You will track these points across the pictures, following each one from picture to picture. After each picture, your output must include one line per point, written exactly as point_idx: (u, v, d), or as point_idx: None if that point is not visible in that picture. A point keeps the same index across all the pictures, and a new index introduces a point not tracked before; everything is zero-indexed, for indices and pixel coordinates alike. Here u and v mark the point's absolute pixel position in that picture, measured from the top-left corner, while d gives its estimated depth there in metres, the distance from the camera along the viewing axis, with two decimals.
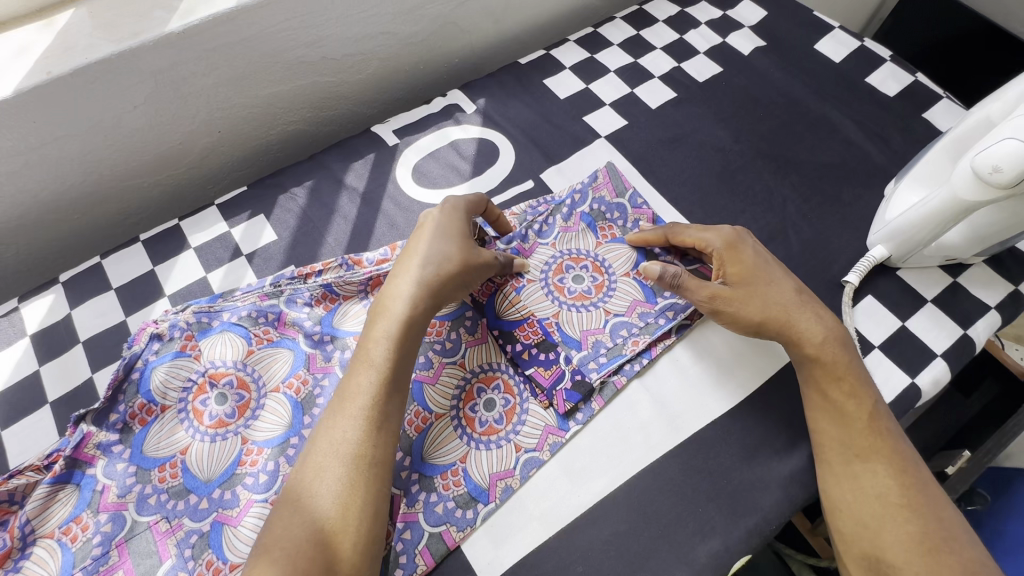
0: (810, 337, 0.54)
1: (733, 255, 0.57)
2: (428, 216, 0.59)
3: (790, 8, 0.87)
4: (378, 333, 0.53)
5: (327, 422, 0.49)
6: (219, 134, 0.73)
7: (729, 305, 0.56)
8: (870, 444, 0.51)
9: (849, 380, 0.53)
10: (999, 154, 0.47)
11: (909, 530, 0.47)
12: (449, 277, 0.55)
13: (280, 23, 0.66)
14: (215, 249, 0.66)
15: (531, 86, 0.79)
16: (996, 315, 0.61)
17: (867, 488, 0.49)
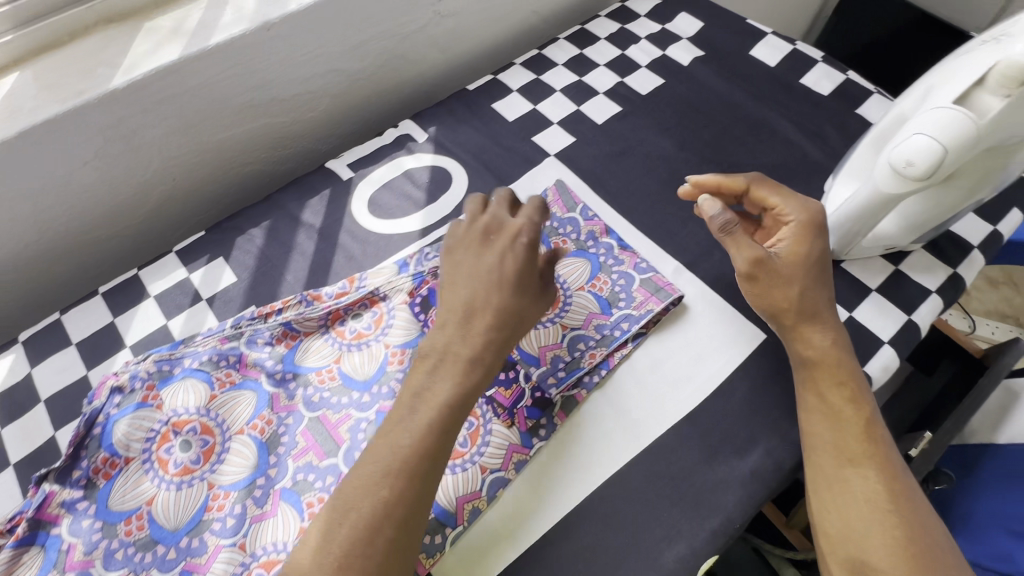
0: (827, 336, 0.56)
1: (803, 237, 0.57)
2: (494, 255, 0.54)
3: (724, 17, 0.90)
4: (439, 391, 0.50)
5: (375, 473, 0.47)
6: (175, 182, 0.74)
7: (772, 275, 0.56)
8: (862, 449, 0.52)
9: (854, 389, 0.54)
10: (911, 149, 0.48)
11: (895, 534, 0.48)
12: (510, 330, 0.52)
13: (225, 70, 0.68)
14: (175, 295, 0.66)
15: (480, 111, 0.81)
16: (938, 299, 0.64)
17: (857, 491, 0.50)
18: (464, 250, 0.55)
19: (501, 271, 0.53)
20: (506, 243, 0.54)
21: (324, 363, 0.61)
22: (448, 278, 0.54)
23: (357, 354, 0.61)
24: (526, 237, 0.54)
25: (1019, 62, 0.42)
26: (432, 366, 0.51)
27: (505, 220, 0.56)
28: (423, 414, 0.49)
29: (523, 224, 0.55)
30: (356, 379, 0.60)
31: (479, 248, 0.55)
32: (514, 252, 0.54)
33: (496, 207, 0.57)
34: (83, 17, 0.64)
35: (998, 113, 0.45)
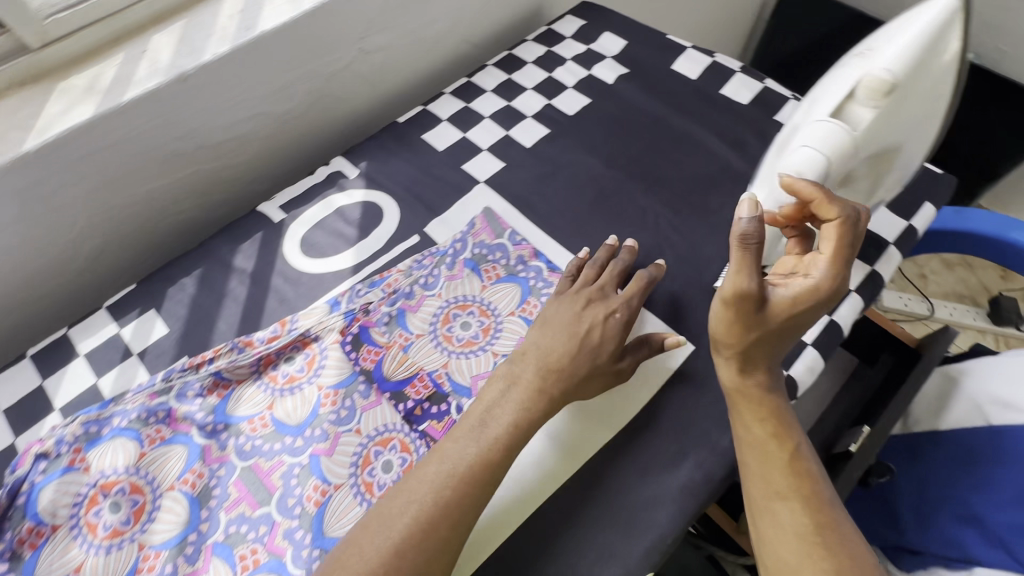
0: (762, 374, 0.54)
1: (802, 301, 0.49)
2: (589, 319, 0.60)
3: (646, 34, 0.93)
4: (505, 414, 0.55)
5: (443, 471, 0.51)
6: (105, 236, 0.73)
7: (746, 317, 0.50)
8: (789, 482, 0.51)
9: (784, 422, 0.54)
10: (799, 161, 0.49)
11: (822, 567, 0.48)
12: (578, 383, 0.57)
13: (144, 124, 0.68)
14: (105, 352, 0.66)
15: (410, 143, 0.82)
16: (858, 298, 0.65)
17: (785, 525, 0.50)
18: (565, 304, 0.62)
19: (590, 335, 0.59)
20: (605, 312, 0.61)
21: (256, 411, 0.61)
22: (543, 324, 0.61)
23: (289, 398, 0.61)
24: (621, 315, 0.61)
25: (880, 75, 0.45)
26: (502, 388, 0.56)
27: (608, 294, 0.63)
28: (493, 429, 0.54)
29: (623, 303, 0.62)
30: (289, 424, 0.60)
31: (580, 309, 0.61)
32: (605, 325, 0.60)
33: (604, 280, 0.64)
34: None
35: (869, 122, 0.47)
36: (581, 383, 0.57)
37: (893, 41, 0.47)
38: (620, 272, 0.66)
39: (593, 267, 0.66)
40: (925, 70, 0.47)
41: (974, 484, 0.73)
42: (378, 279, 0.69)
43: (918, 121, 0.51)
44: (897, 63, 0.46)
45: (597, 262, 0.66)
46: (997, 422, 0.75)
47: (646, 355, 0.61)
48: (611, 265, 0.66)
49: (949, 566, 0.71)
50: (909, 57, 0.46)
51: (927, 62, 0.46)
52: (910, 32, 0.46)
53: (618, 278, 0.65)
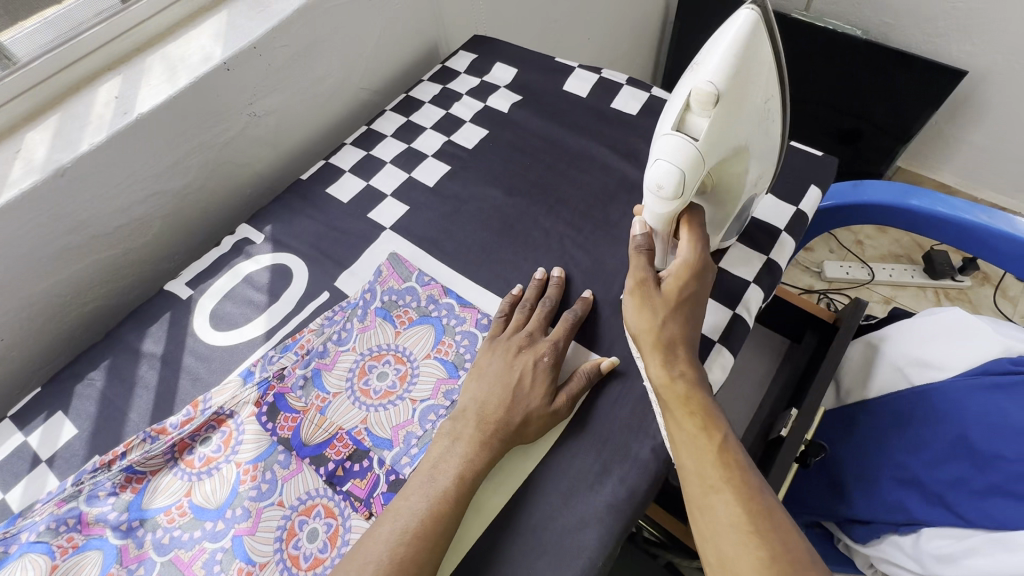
0: (682, 360, 0.55)
1: (687, 276, 0.57)
2: (520, 367, 0.61)
3: (536, 59, 0.95)
4: (452, 463, 0.56)
5: (396, 528, 0.52)
6: (6, 341, 0.71)
7: (648, 299, 0.57)
8: (720, 472, 0.49)
9: (711, 412, 0.53)
10: (658, 175, 0.53)
11: (759, 555, 0.44)
12: (516, 432, 0.58)
13: (29, 223, 0.67)
14: (12, 464, 0.63)
15: (314, 199, 0.82)
16: (758, 289, 0.67)
17: (721, 517, 0.47)
18: (497, 355, 0.63)
19: (522, 382, 0.60)
20: (533, 357, 0.61)
21: (173, 500, 0.59)
22: (477, 379, 0.61)
23: (207, 481, 0.60)
24: (548, 358, 0.61)
25: (705, 87, 0.50)
26: (447, 444, 0.57)
27: (536, 339, 0.63)
28: (441, 482, 0.55)
29: (550, 345, 0.62)
30: (208, 508, 0.58)
31: (510, 359, 0.62)
32: (535, 371, 0.60)
33: (533, 324, 0.65)
34: None
35: (708, 130, 0.51)
36: (519, 432, 0.58)
37: (715, 52, 0.51)
38: (550, 313, 0.67)
39: (523, 311, 0.67)
40: (747, 74, 0.51)
41: (907, 446, 0.75)
42: (290, 342, 0.68)
43: (760, 118, 0.54)
44: (719, 73, 0.50)
45: (527, 304, 0.67)
46: (919, 383, 0.77)
47: (580, 388, 0.60)
48: (538, 307, 0.67)
49: (898, 531, 0.72)
50: (728, 67, 0.50)
51: (748, 65, 0.50)
52: (726, 41, 0.50)
53: (547, 320, 0.66)
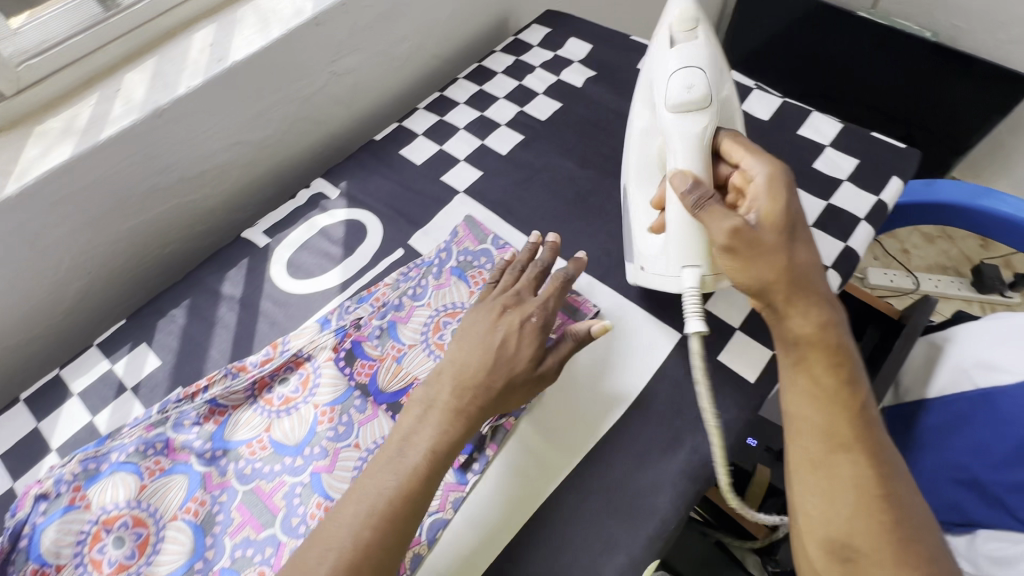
0: (814, 297, 0.49)
1: (780, 188, 0.51)
2: (503, 329, 0.57)
3: (611, 37, 0.95)
4: (425, 437, 0.52)
5: (360, 512, 0.48)
6: (92, 274, 0.74)
7: (752, 245, 0.50)
8: (854, 432, 0.46)
9: (847, 358, 0.48)
10: (684, 81, 0.60)
11: (881, 519, 0.44)
12: (496, 397, 0.55)
13: (124, 161, 0.69)
14: (99, 389, 0.66)
15: (388, 159, 0.84)
16: (835, 275, 0.67)
17: (846, 478, 0.45)
18: (481, 315, 0.59)
19: (506, 345, 0.56)
20: (517, 319, 0.58)
21: (254, 434, 0.61)
22: (457, 340, 0.58)
23: (286, 419, 0.62)
24: (536, 319, 0.58)
25: (689, 17, 0.64)
26: (420, 413, 0.54)
27: (524, 299, 0.60)
28: (411, 458, 0.51)
29: (539, 306, 0.59)
30: (288, 445, 0.60)
31: (495, 320, 0.58)
32: (521, 333, 0.57)
33: (522, 284, 0.62)
34: None
35: (704, 41, 0.63)
36: (499, 399, 0.55)
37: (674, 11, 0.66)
38: (539, 274, 0.63)
39: (511, 273, 0.64)
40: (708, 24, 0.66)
41: (967, 445, 0.74)
42: (366, 294, 0.70)
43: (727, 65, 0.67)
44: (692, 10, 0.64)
45: (516, 266, 0.64)
46: (983, 383, 0.75)
47: (568, 354, 0.58)
48: (528, 269, 0.64)
49: (951, 530, 0.73)
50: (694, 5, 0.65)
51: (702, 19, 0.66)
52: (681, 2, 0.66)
53: (537, 281, 0.62)
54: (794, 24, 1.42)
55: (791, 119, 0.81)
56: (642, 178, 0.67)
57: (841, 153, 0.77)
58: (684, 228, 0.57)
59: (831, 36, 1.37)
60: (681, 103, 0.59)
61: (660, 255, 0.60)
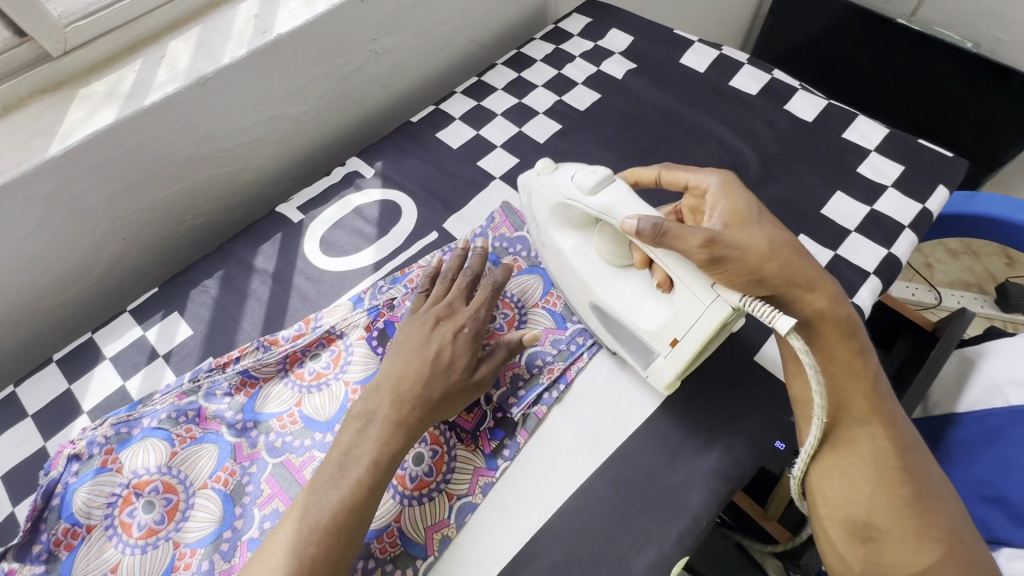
0: (813, 295, 0.54)
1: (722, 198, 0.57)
2: (437, 341, 0.57)
3: (653, 29, 0.94)
4: (367, 449, 0.51)
5: (304, 528, 0.48)
6: (126, 241, 0.74)
7: (734, 245, 0.52)
8: (867, 410, 0.53)
9: (853, 345, 0.55)
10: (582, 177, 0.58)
11: (897, 492, 0.50)
12: (433, 408, 0.54)
13: (164, 129, 0.69)
14: (131, 354, 0.66)
15: (424, 142, 0.83)
16: (877, 281, 0.66)
17: (862, 454, 0.52)
18: (414, 328, 0.59)
19: (440, 356, 0.56)
20: (451, 332, 0.57)
21: (285, 408, 0.61)
22: (392, 353, 0.57)
23: (317, 394, 0.62)
24: (469, 328, 0.58)
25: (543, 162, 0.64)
26: (359, 428, 0.53)
27: (456, 309, 0.60)
28: (353, 472, 0.50)
29: (470, 316, 0.59)
30: (319, 420, 0.60)
31: (428, 334, 0.57)
32: (454, 343, 0.57)
33: (453, 294, 0.61)
34: (15, 90, 0.65)
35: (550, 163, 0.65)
36: (439, 407, 0.54)
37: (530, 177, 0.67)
38: (470, 283, 0.63)
39: (443, 283, 0.63)
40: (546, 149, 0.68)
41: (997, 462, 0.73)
42: (400, 275, 0.69)
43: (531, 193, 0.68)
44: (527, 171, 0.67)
45: (448, 274, 0.64)
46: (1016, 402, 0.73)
47: (502, 361, 0.58)
48: (458, 279, 0.63)
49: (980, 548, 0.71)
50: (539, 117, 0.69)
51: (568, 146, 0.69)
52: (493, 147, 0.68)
53: (468, 291, 0.62)
54: (824, 31, 1.38)
55: (836, 122, 0.79)
56: (603, 281, 0.60)
57: (886, 159, 0.75)
58: (672, 259, 0.53)
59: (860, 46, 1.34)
60: (592, 187, 0.57)
61: (678, 308, 0.54)
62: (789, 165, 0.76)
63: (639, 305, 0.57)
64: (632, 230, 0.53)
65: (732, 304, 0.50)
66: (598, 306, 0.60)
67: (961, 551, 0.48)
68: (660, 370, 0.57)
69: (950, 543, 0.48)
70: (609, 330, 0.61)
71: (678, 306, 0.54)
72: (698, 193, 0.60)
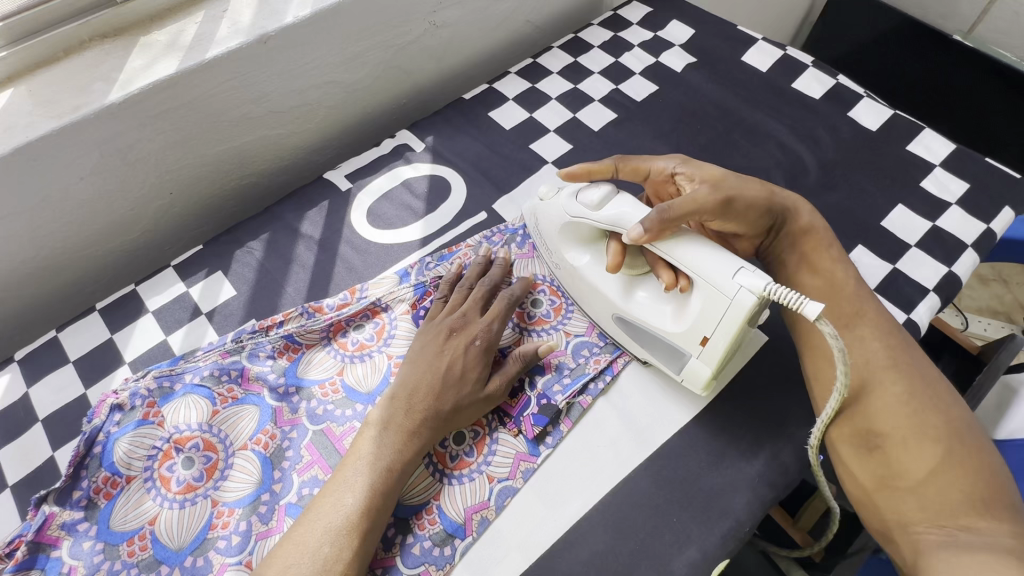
0: (801, 212, 0.61)
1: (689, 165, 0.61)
2: (450, 352, 0.56)
3: (716, 24, 0.91)
4: (382, 454, 0.51)
5: (323, 528, 0.47)
6: (172, 196, 0.73)
7: (733, 189, 0.58)
8: (855, 316, 0.57)
9: (833, 257, 0.60)
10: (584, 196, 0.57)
11: (897, 391, 0.52)
12: (445, 418, 0.54)
13: (222, 83, 0.68)
14: (174, 310, 0.66)
15: (477, 120, 0.82)
16: (936, 297, 0.65)
17: (857, 356, 0.54)
18: (427, 340, 0.58)
19: (452, 369, 0.55)
20: (464, 343, 0.57)
21: (327, 375, 0.61)
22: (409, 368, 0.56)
23: (360, 365, 0.61)
24: (481, 341, 0.57)
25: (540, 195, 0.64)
26: (374, 434, 0.52)
27: (470, 321, 0.59)
28: (367, 477, 0.50)
29: (483, 328, 0.58)
30: (361, 391, 0.60)
31: (441, 344, 0.57)
32: (466, 356, 0.56)
33: (468, 305, 0.60)
34: (77, 33, 0.64)
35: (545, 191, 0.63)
36: (451, 418, 0.54)
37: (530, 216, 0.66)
38: (488, 293, 0.62)
39: (460, 293, 0.62)
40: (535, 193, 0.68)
41: None
42: (447, 253, 0.68)
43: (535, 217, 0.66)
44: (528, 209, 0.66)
45: (467, 282, 0.63)
46: None
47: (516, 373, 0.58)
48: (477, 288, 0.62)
49: None
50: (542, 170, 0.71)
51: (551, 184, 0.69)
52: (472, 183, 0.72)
53: (483, 303, 0.61)
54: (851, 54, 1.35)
55: (900, 133, 0.77)
56: (618, 289, 0.59)
57: (951, 174, 0.74)
58: (690, 249, 0.51)
59: (905, 57, 1.25)
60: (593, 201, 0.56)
61: (696, 309, 0.52)
62: (849, 173, 0.74)
63: (660, 309, 0.56)
64: (640, 237, 0.51)
65: (756, 292, 0.47)
66: (622, 317, 0.59)
67: (962, 448, 0.49)
68: (695, 370, 0.55)
69: (949, 438, 0.50)
70: (636, 340, 0.59)
71: (701, 304, 0.51)
72: (664, 178, 0.63)
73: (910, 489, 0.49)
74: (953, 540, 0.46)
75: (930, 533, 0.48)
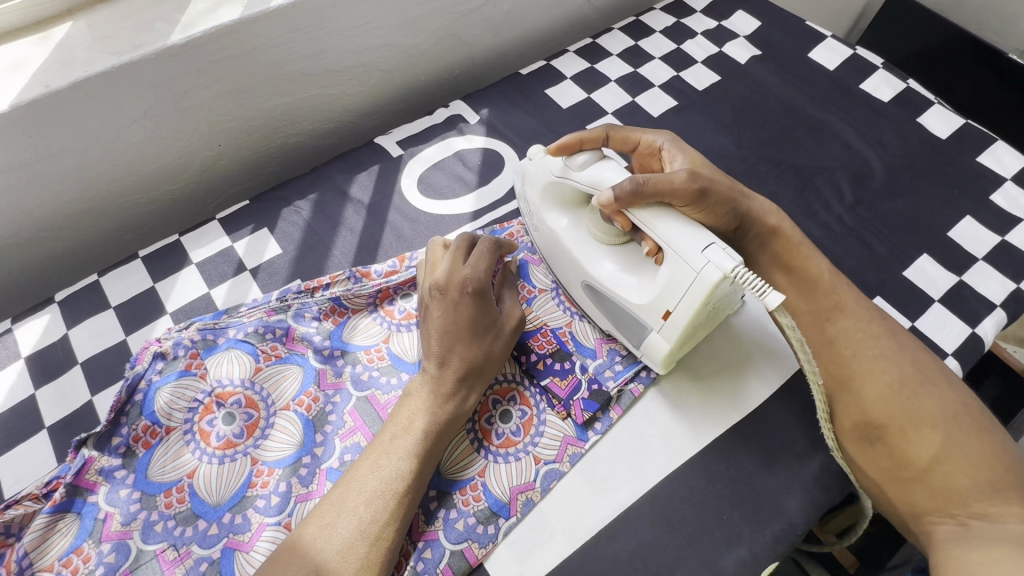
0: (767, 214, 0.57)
1: (677, 151, 0.60)
2: (439, 308, 0.52)
3: (783, 18, 0.88)
4: (415, 423, 0.49)
5: (365, 491, 0.46)
6: (220, 148, 0.71)
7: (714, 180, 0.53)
8: (838, 307, 0.55)
9: (807, 254, 0.57)
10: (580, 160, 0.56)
11: (887, 379, 0.50)
12: (463, 375, 0.51)
13: (282, 35, 0.66)
14: (217, 263, 0.64)
15: (533, 96, 0.79)
16: (1003, 313, 0.62)
17: (846, 350, 0.53)
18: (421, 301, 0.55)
19: (456, 322, 0.52)
20: (456, 296, 0.52)
21: (373, 342, 0.59)
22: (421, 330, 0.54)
23: (407, 334, 0.60)
24: (472, 288, 0.52)
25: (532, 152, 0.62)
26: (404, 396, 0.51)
27: (454, 272, 0.53)
28: (404, 441, 0.48)
29: (471, 274, 0.53)
30: (407, 360, 0.58)
31: (428, 304, 0.53)
32: (459, 306, 0.52)
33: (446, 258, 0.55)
34: None
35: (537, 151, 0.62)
36: (485, 369, 0.52)
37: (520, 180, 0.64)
38: (471, 241, 0.57)
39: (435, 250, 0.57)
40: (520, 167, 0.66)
41: None
42: (499, 228, 0.67)
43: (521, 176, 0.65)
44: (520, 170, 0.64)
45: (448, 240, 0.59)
46: None
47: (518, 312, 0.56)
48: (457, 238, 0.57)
49: None
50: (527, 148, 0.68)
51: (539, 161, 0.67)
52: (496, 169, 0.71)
53: (465, 252, 0.56)
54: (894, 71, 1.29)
55: (971, 143, 0.75)
56: (594, 256, 0.57)
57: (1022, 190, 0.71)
58: (664, 220, 0.50)
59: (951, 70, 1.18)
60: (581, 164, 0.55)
61: (667, 280, 0.50)
62: (916, 180, 0.72)
63: (630, 279, 0.54)
64: (609, 203, 0.51)
65: (722, 271, 0.45)
66: (591, 284, 0.57)
67: (964, 433, 0.48)
68: (654, 345, 0.54)
69: (947, 421, 0.48)
70: (602, 310, 0.58)
71: (668, 276, 0.50)
72: (651, 151, 0.62)
73: (916, 478, 0.48)
74: (965, 531, 0.45)
75: (944, 524, 0.46)
